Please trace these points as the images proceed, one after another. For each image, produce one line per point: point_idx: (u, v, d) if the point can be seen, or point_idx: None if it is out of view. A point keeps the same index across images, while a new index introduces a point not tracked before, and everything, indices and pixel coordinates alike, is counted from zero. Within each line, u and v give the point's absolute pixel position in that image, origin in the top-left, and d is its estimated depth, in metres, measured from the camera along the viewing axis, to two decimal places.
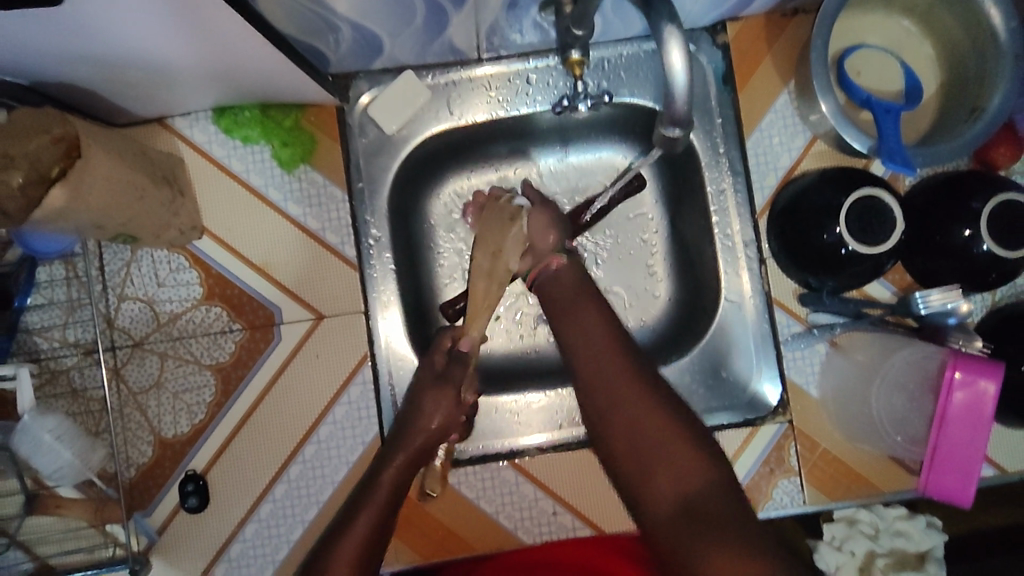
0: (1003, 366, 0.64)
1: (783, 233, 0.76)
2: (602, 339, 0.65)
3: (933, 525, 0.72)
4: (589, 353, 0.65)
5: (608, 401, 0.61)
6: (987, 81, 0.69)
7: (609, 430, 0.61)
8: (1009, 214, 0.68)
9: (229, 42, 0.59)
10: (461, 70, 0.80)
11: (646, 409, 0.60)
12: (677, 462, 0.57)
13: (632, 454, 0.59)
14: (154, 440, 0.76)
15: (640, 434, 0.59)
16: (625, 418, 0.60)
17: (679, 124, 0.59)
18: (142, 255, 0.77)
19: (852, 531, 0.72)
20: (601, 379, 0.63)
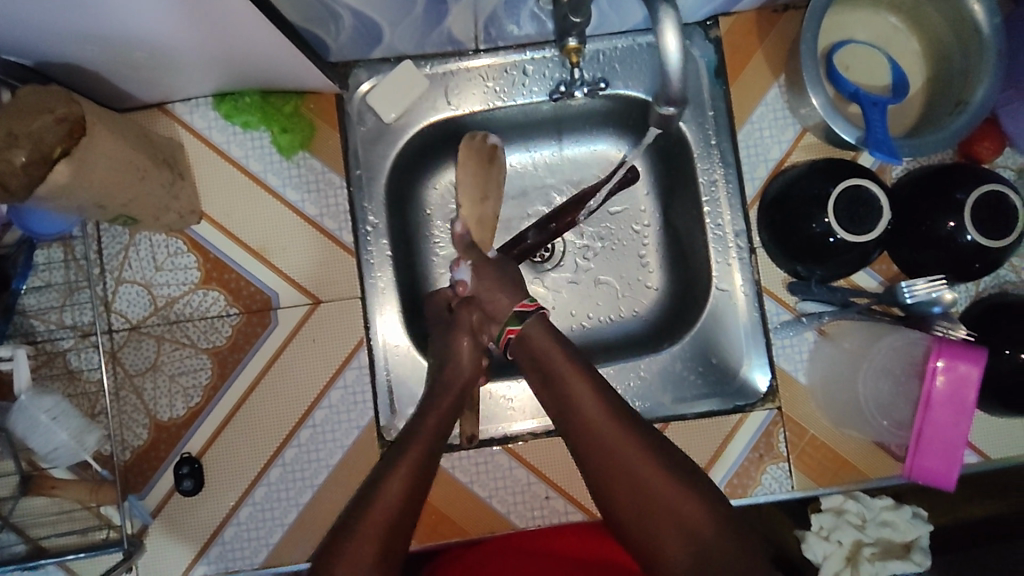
0: (984, 352, 0.65)
1: (773, 223, 0.77)
2: (588, 401, 0.66)
3: (918, 516, 0.73)
4: (580, 415, 0.66)
5: (609, 462, 0.64)
6: (972, 75, 0.71)
7: (614, 490, 0.63)
8: (990, 205, 0.71)
9: (232, 24, 0.60)
10: (459, 60, 0.81)
11: (648, 469, 0.62)
12: (685, 517, 0.60)
13: (643, 516, 0.62)
14: (150, 423, 0.77)
15: (648, 494, 0.62)
16: (630, 479, 0.62)
17: (674, 103, 0.63)
18: (141, 239, 0.78)
19: (839, 521, 0.73)
20: (601, 439, 0.64)
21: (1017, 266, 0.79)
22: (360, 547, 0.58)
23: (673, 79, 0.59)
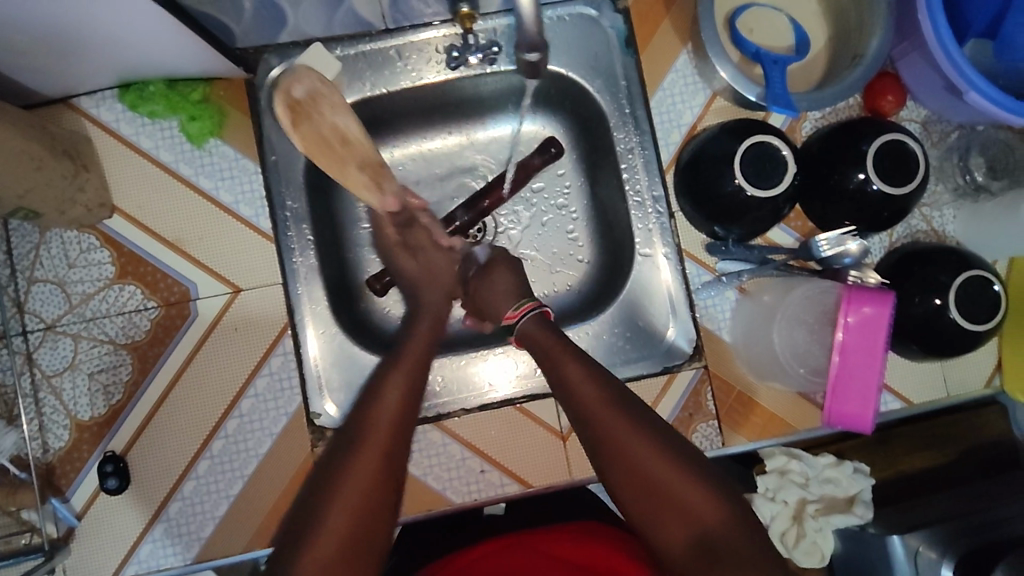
0: (890, 295, 0.67)
1: (687, 184, 0.78)
2: (592, 394, 0.64)
3: (861, 471, 0.77)
4: (584, 407, 0.64)
5: (615, 453, 0.61)
6: (866, 28, 0.73)
7: (618, 483, 0.61)
8: (893, 153, 0.72)
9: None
10: (371, 41, 0.81)
11: (653, 461, 0.60)
12: (689, 508, 0.59)
13: (647, 509, 0.60)
14: (70, 423, 0.75)
15: (653, 485, 0.60)
16: (634, 471, 0.61)
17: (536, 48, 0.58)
18: (52, 236, 0.76)
19: (784, 481, 0.76)
20: (607, 435, 0.62)
21: (928, 214, 0.80)
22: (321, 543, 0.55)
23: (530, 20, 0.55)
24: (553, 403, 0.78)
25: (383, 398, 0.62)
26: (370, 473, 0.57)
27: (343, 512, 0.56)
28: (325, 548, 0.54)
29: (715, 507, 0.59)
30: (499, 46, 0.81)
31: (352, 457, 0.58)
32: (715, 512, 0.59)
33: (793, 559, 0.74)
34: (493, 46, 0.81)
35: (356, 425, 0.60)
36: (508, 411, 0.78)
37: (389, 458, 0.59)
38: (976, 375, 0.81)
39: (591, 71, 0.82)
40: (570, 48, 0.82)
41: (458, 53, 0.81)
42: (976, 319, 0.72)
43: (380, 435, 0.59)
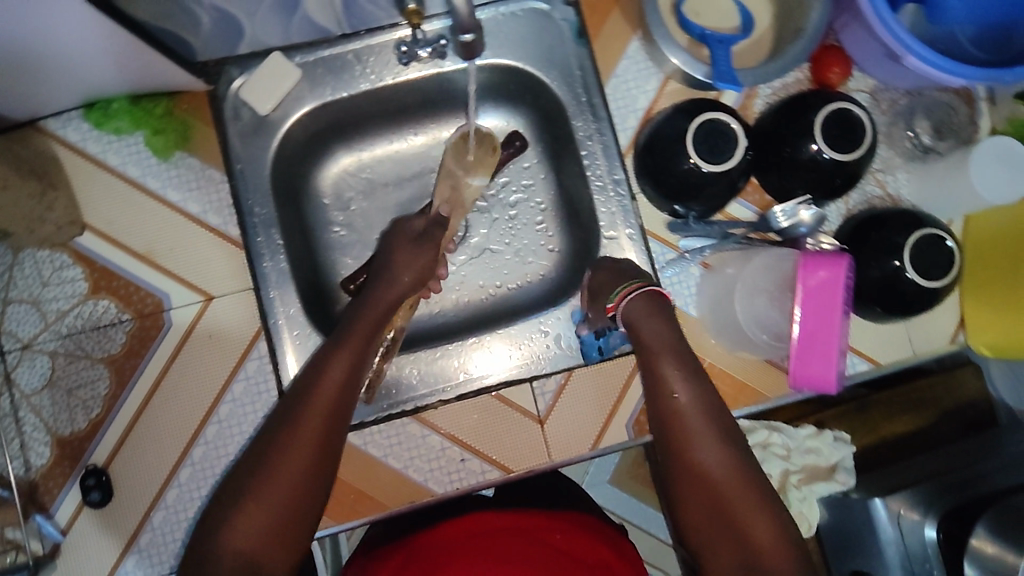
0: (843, 257, 0.70)
1: (645, 165, 0.80)
2: (683, 394, 0.68)
3: (842, 439, 0.86)
4: (675, 412, 0.67)
5: (694, 470, 0.65)
6: (806, 3, 0.76)
7: (688, 496, 0.65)
8: (840, 121, 0.74)
9: (55, 20, 0.60)
10: (330, 47, 0.83)
11: (728, 490, 0.64)
12: (754, 542, 0.61)
13: (708, 528, 0.64)
14: (51, 439, 0.76)
15: (722, 512, 0.63)
16: (705, 487, 0.64)
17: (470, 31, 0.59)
18: (25, 256, 0.77)
19: (767, 454, 0.84)
20: (689, 444, 0.66)
21: (882, 179, 0.82)
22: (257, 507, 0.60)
23: None
24: (528, 389, 0.79)
25: (326, 376, 0.68)
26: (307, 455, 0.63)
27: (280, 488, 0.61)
28: (245, 533, 0.60)
29: (780, 546, 0.61)
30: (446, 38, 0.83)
31: (293, 432, 0.64)
32: (771, 539, 0.62)
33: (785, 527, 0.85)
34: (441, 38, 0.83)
35: (299, 401, 0.66)
36: (482, 399, 0.79)
37: (324, 443, 0.64)
38: (940, 333, 0.81)
39: (546, 63, 0.84)
40: (524, 42, 0.84)
41: (407, 47, 0.82)
42: (931, 276, 0.74)
43: (316, 415, 0.65)
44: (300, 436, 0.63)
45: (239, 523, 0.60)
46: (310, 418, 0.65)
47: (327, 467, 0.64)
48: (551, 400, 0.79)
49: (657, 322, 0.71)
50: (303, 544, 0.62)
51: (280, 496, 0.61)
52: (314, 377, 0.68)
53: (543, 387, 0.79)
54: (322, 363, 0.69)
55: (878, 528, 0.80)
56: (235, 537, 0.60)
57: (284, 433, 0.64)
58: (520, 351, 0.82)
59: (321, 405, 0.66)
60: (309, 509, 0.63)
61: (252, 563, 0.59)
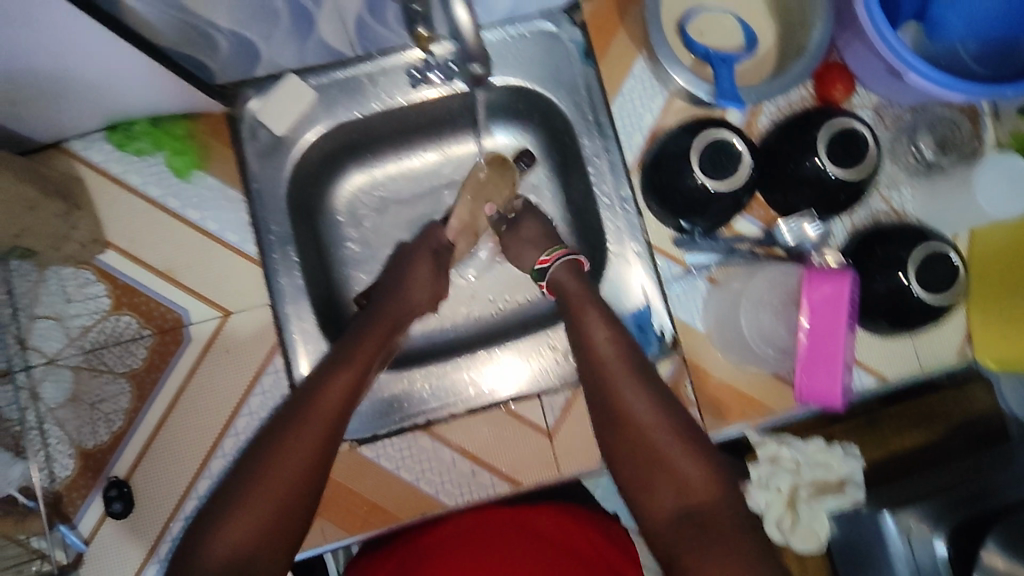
0: (847, 273, 0.71)
1: (651, 182, 0.81)
2: (604, 347, 0.75)
3: (851, 453, 0.86)
4: (599, 363, 0.75)
5: (623, 415, 0.72)
6: (809, 22, 0.77)
7: (620, 444, 0.72)
8: (844, 138, 0.75)
9: (82, 49, 0.62)
10: (344, 69, 0.85)
11: (653, 430, 0.71)
12: (679, 472, 0.70)
13: (642, 474, 0.71)
14: (75, 451, 0.78)
15: (649, 451, 0.71)
16: (636, 435, 0.71)
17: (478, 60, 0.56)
18: (51, 274, 0.80)
19: (776, 469, 0.84)
20: (616, 394, 0.73)
21: (886, 194, 0.83)
22: (255, 502, 0.66)
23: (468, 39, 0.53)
24: (537, 404, 0.81)
25: (332, 381, 0.73)
26: (308, 450, 0.69)
27: (275, 484, 0.67)
28: (245, 524, 0.65)
29: (709, 488, 0.69)
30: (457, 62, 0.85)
31: (293, 432, 0.69)
32: (703, 482, 0.69)
33: (793, 543, 0.83)
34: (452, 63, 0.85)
35: (301, 403, 0.71)
36: (491, 413, 0.80)
37: (329, 437, 0.70)
38: (946, 346, 0.82)
39: (554, 84, 0.87)
40: (532, 63, 0.86)
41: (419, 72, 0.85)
42: (936, 291, 0.75)
43: (320, 416, 0.70)
44: (302, 436, 0.69)
45: (235, 520, 0.65)
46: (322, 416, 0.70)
47: (324, 460, 0.70)
48: (560, 413, 0.80)
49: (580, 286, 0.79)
50: (298, 531, 0.68)
51: (277, 495, 0.66)
52: (318, 385, 0.72)
53: (552, 401, 0.80)
54: (328, 371, 0.73)
55: (888, 542, 0.80)
56: (232, 533, 0.65)
57: (280, 435, 0.69)
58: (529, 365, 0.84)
59: (328, 408, 0.71)
60: (297, 504, 0.68)
61: (246, 557, 0.64)
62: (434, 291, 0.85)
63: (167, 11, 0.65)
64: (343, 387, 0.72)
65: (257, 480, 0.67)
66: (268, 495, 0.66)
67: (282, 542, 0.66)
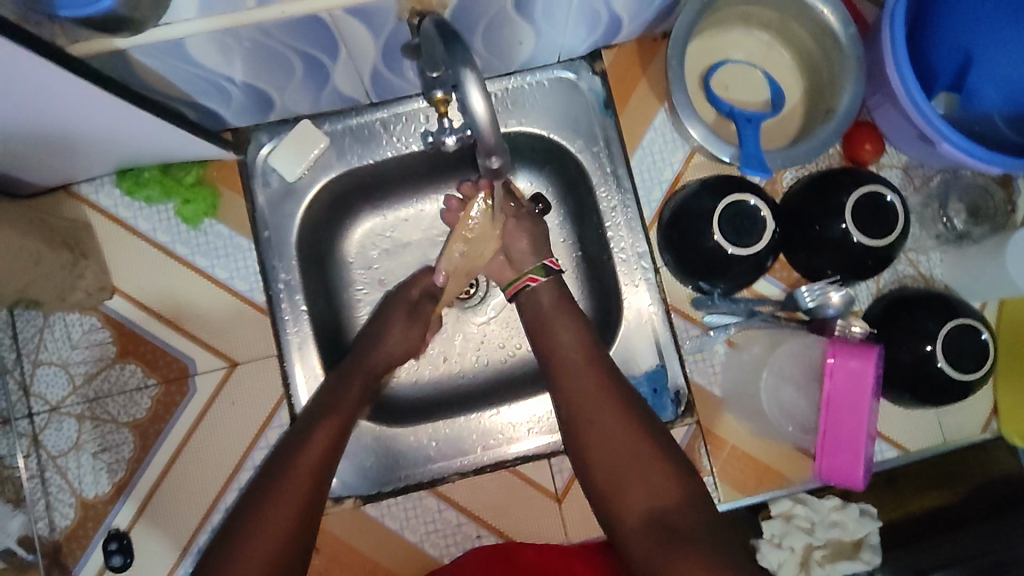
0: (874, 349, 0.68)
1: (670, 240, 0.79)
2: (570, 352, 0.73)
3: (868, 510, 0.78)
4: (565, 368, 0.73)
5: (583, 419, 0.70)
6: (838, 83, 0.74)
7: (587, 449, 0.69)
8: (871, 204, 0.73)
9: (91, 107, 0.61)
10: (357, 115, 0.83)
11: (613, 434, 0.68)
12: (645, 473, 0.66)
13: (610, 481, 0.67)
14: (76, 501, 0.77)
15: (609, 456, 0.67)
16: (601, 439, 0.68)
17: (495, 153, 0.53)
18: (55, 319, 0.78)
19: None
20: (582, 400, 0.70)
21: (914, 258, 0.81)
22: (253, 548, 0.62)
23: (485, 129, 0.50)
24: (547, 466, 0.79)
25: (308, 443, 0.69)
26: (299, 496, 0.66)
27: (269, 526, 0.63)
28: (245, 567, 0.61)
29: (677, 488, 0.65)
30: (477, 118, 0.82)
31: (282, 476, 0.67)
32: (673, 486, 0.65)
33: None
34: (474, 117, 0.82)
35: (285, 459, 0.68)
36: (498, 475, 0.79)
37: (317, 480, 0.67)
38: (972, 421, 0.80)
39: (571, 133, 0.84)
40: (550, 112, 0.83)
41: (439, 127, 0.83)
42: (963, 368, 0.72)
43: (304, 466, 0.67)
44: (293, 478, 0.66)
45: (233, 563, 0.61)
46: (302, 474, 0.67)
47: (315, 496, 0.67)
48: (569, 477, 0.79)
49: (547, 293, 0.77)
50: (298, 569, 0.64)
51: (280, 519, 0.64)
52: (294, 448, 0.69)
53: (561, 464, 0.79)
54: (306, 434, 0.70)
55: None
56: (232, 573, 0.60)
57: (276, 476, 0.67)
58: (537, 425, 0.81)
59: (309, 464, 0.68)
60: (300, 542, 0.64)
61: None
62: (408, 345, 0.81)
63: (176, 66, 0.63)
64: (326, 441, 0.70)
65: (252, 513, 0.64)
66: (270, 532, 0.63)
67: None
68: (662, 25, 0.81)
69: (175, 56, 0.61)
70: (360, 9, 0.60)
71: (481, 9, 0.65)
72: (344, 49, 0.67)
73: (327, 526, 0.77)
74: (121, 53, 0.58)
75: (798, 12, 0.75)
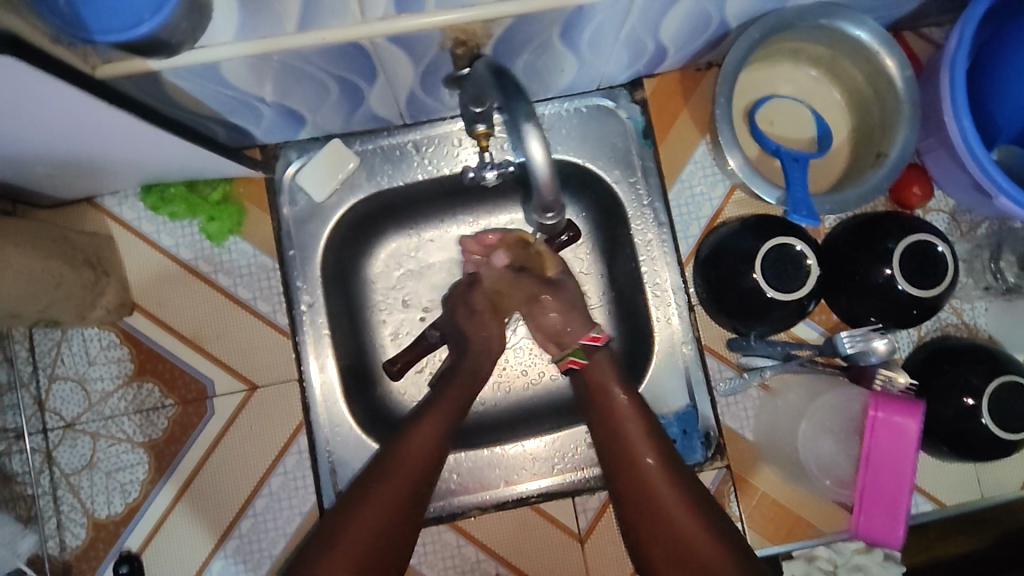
0: (920, 405, 0.66)
1: (707, 279, 0.77)
2: (622, 410, 0.71)
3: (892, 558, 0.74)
4: (616, 427, 0.70)
5: (650, 499, 0.66)
6: (890, 126, 0.72)
7: (637, 513, 0.66)
8: (921, 252, 0.71)
9: (122, 130, 0.59)
10: (389, 135, 0.81)
11: (684, 516, 0.64)
12: (695, 544, 0.63)
13: (660, 550, 0.64)
14: (88, 521, 0.75)
15: (682, 542, 0.63)
16: (652, 504, 0.66)
17: (552, 210, 0.55)
18: (73, 333, 0.77)
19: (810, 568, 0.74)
20: (633, 460, 0.68)
21: (957, 307, 0.78)
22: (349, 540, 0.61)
23: (543, 182, 0.50)
24: (569, 504, 0.78)
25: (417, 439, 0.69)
26: (397, 498, 0.65)
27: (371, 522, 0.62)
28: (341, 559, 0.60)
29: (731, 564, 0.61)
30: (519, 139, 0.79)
31: (390, 469, 0.66)
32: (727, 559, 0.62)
33: None
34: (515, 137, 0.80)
35: (390, 453, 0.68)
36: (520, 512, 0.77)
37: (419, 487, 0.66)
38: (1010, 478, 0.79)
39: (608, 162, 0.81)
40: (588, 140, 0.81)
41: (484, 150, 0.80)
42: (1010, 428, 0.69)
43: (409, 464, 0.67)
44: (398, 469, 0.66)
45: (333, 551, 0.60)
46: (411, 458, 0.67)
47: (417, 496, 0.66)
48: (592, 518, 0.77)
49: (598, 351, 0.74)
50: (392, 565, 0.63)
51: (376, 521, 0.63)
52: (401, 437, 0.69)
53: (585, 503, 0.77)
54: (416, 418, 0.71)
55: None
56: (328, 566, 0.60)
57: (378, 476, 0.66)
58: (563, 462, 0.79)
59: (419, 460, 0.67)
60: (397, 542, 0.63)
61: None
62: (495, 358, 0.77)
63: (210, 87, 0.61)
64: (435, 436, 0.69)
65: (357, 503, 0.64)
66: (366, 527, 0.62)
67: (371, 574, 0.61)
68: (707, 55, 0.78)
69: (210, 78, 0.59)
70: (403, 38, 0.58)
71: (528, 38, 0.63)
72: (383, 75, 0.65)
73: None
74: (155, 76, 0.56)
75: (851, 51, 0.72)
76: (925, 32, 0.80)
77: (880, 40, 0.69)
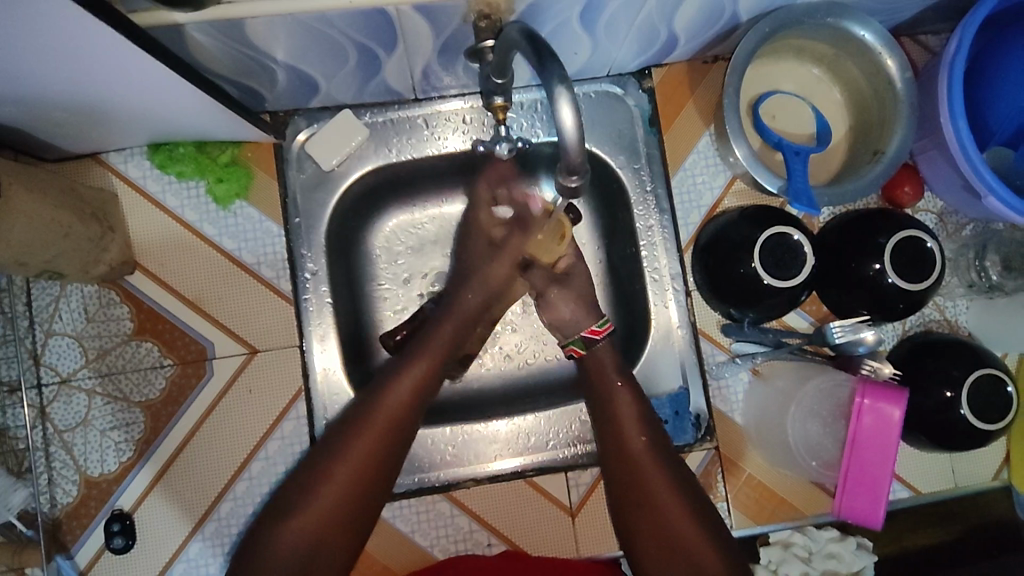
0: (905, 392, 0.69)
1: (706, 266, 0.79)
2: (620, 388, 0.72)
3: (863, 547, 0.78)
4: (612, 402, 0.72)
5: (637, 483, 0.68)
6: (889, 124, 0.74)
7: (624, 489, 0.69)
8: (910, 249, 0.73)
9: (141, 80, 0.59)
10: (399, 109, 0.82)
11: (668, 502, 0.67)
12: (673, 524, 0.67)
13: (643, 528, 0.67)
14: (80, 479, 0.75)
15: (668, 532, 0.67)
16: (639, 483, 0.68)
17: (577, 173, 0.55)
18: (72, 290, 0.77)
19: (787, 553, 0.77)
20: (624, 436, 0.70)
21: (941, 304, 0.82)
22: (323, 495, 0.65)
23: (570, 146, 0.52)
24: (561, 478, 0.79)
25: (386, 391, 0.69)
26: (371, 442, 0.67)
27: (339, 479, 0.66)
28: (316, 506, 0.65)
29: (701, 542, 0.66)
30: (536, 122, 0.82)
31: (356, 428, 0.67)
32: (701, 541, 0.66)
33: None
34: (531, 121, 0.82)
35: (359, 410, 0.68)
36: (513, 485, 0.79)
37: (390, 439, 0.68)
38: (982, 471, 0.82)
39: (614, 147, 0.83)
40: (596, 125, 0.83)
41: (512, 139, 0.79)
42: (986, 419, 0.73)
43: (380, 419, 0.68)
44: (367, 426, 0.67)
45: (304, 509, 0.65)
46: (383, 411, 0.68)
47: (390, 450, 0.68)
48: (584, 493, 0.79)
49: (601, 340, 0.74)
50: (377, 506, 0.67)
51: (347, 478, 0.66)
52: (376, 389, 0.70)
53: (577, 478, 0.79)
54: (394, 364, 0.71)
55: None
56: (300, 523, 0.64)
57: (349, 430, 0.67)
58: (557, 437, 0.81)
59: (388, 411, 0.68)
60: (373, 491, 0.67)
61: (317, 539, 0.64)
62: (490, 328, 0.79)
63: (231, 46, 0.61)
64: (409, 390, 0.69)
65: (332, 455, 0.67)
66: (336, 484, 0.66)
67: (354, 524, 0.66)
68: (715, 49, 0.81)
69: (233, 37, 0.59)
70: (429, 8, 0.59)
71: (548, 19, 0.64)
72: (402, 45, 0.66)
73: (377, 557, 0.76)
74: (179, 29, 0.56)
75: (854, 51, 0.75)
76: (923, 39, 0.84)
77: (884, 42, 0.72)
